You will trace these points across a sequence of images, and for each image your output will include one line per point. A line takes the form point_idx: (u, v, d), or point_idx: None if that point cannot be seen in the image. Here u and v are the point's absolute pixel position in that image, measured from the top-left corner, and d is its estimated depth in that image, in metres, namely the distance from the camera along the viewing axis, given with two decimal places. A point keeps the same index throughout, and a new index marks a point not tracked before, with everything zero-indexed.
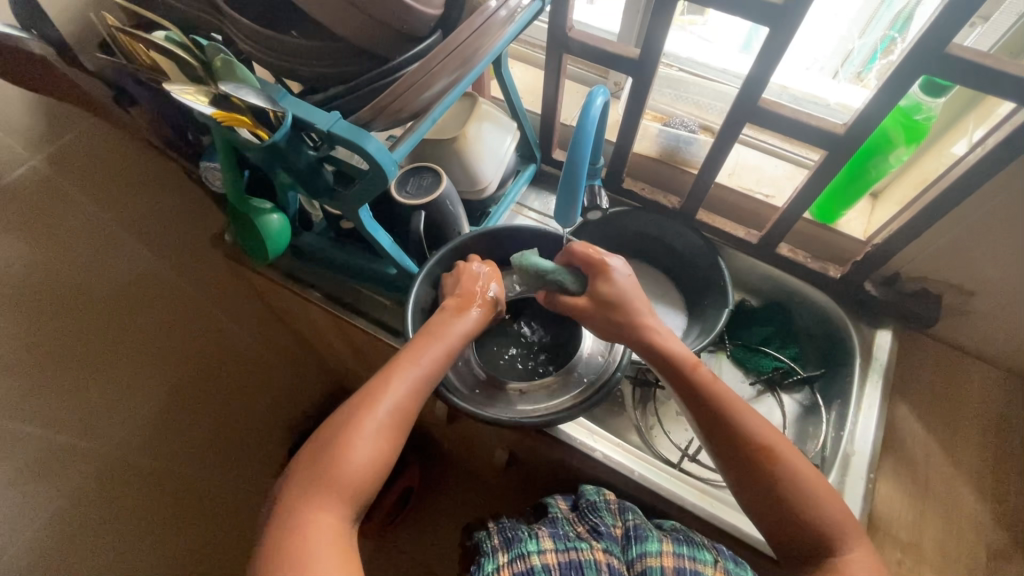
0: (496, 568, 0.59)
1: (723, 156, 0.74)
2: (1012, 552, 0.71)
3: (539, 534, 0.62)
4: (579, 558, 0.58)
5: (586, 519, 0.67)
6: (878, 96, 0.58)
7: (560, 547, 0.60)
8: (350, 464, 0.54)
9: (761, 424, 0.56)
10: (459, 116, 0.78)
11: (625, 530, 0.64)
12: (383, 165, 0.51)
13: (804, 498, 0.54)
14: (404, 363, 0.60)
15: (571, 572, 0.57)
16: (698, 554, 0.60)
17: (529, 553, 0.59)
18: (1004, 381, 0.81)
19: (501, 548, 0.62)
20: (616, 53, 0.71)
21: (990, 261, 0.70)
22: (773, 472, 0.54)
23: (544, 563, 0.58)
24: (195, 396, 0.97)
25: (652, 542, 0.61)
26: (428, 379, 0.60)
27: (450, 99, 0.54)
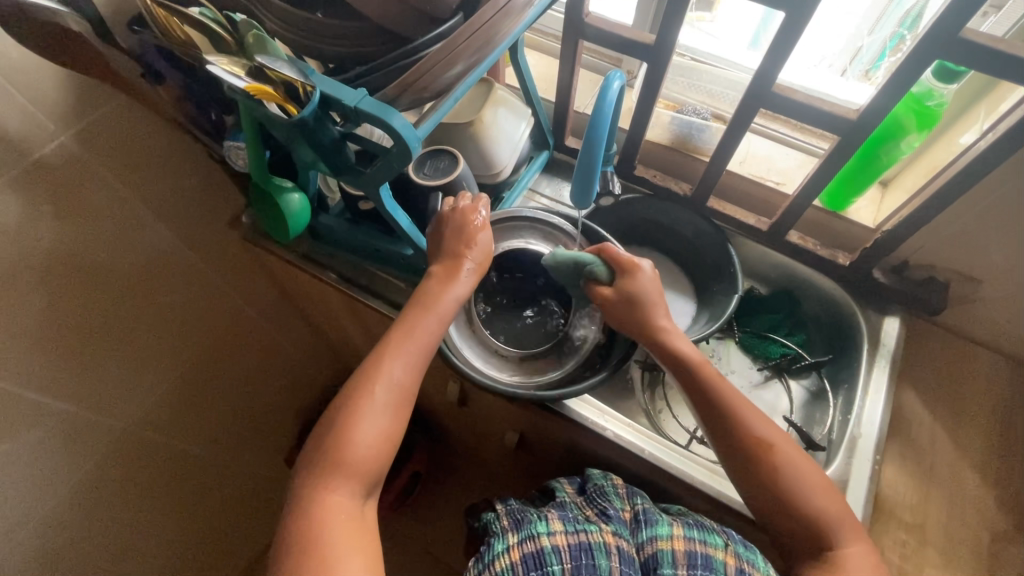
0: (506, 548, 0.60)
1: (735, 143, 0.75)
2: (1015, 536, 0.72)
3: (549, 516, 0.63)
4: (589, 541, 0.59)
5: (594, 503, 0.67)
6: (891, 81, 0.59)
7: (570, 529, 0.61)
8: (356, 444, 0.55)
9: (765, 426, 0.59)
10: (475, 101, 0.79)
11: (634, 515, 0.65)
12: (408, 142, 0.52)
13: (807, 493, 0.56)
14: (399, 340, 0.61)
15: (580, 555, 0.58)
16: (709, 537, 0.61)
17: (538, 534, 0.60)
18: (1010, 370, 0.82)
19: (511, 530, 0.63)
20: (632, 39, 0.72)
21: (998, 249, 0.71)
22: (777, 472, 0.57)
23: (554, 545, 0.59)
24: (209, 377, 0.98)
25: (662, 526, 0.62)
26: (423, 354, 0.61)
27: (472, 79, 0.55)
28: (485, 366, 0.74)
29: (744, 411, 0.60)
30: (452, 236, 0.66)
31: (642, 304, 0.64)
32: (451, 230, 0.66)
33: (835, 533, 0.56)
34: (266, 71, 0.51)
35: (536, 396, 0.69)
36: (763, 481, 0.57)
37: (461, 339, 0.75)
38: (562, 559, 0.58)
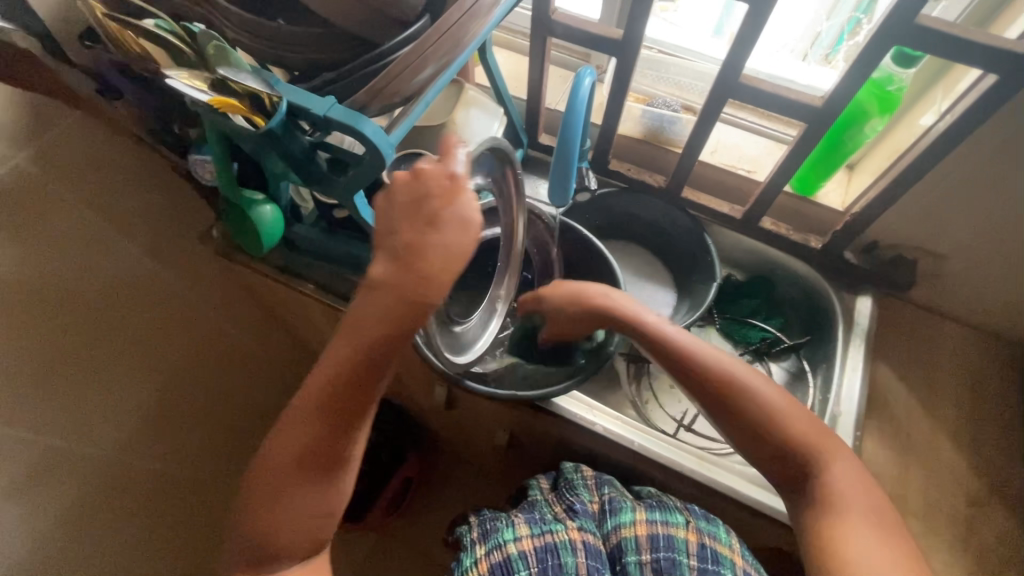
0: (475, 562, 0.61)
1: (706, 134, 0.76)
2: (987, 498, 0.76)
3: (515, 520, 0.63)
4: (554, 541, 0.60)
5: (563, 499, 0.68)
6: (853, 68, 0.60)
7: (536, 532, 0.61)
8: (277, 530, 0.55)
9: (729, 364, 0.61)
10: (446, 103, 0.79)
11: (601, 505, 0.66)
12: (380, 149, 0.51)
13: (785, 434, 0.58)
14: (295, 412, 0.54)
15: (546, 556, 0.59)
16: (670, 517, 0.63)
17: (505, 542, 0.61)
18: (975, 340, 0.86)
19: (479, 541, 0.63)
20: (598, 35, 0.72)
21: (961, 226, 0.74)
22: (746, 412, 0.59)
23: (520, 550, 0.60)
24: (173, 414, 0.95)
25: (625, 513, 0.63)
26: (319, 427, 0.54)
27: (442, 82, 0.54)
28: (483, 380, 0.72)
29: (704, 353, 0.61)
30: (405, 210, 0.46)
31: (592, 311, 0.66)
32: (402, 198, 0.47)
33: (815, 455, 0.57)
34: (230, 83, 0.50)
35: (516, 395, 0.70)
36: (747, 424, 0.59)
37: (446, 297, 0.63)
38: (529, 563, 0.59)
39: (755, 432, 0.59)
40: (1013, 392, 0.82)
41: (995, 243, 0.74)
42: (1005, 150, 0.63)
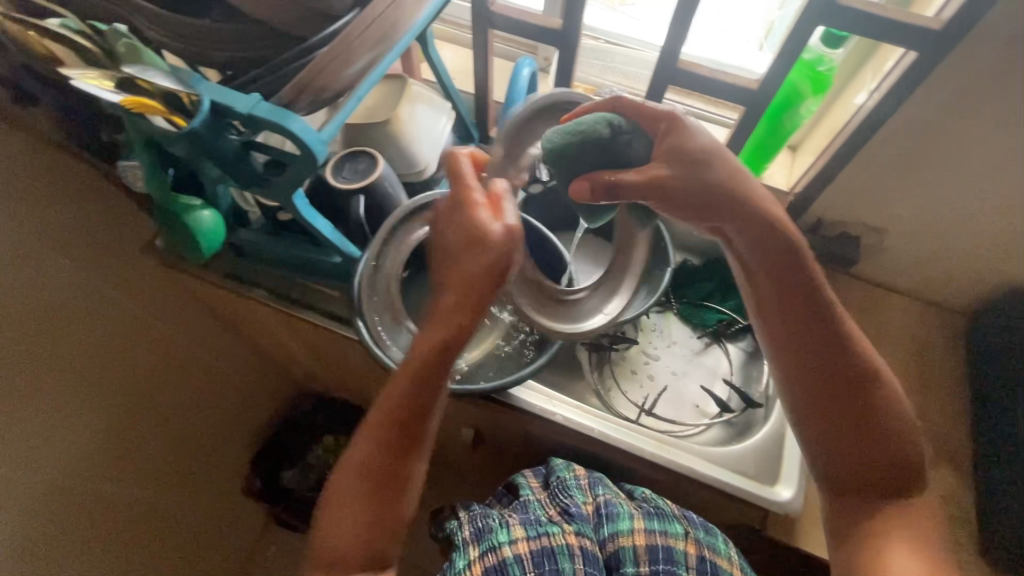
0: (468, 563, 0.60)
1: (651, 121, 0.77)
2: (936, 462, 0.77)
3: (510, 521, 0.62)
4: (551, 545, 0.59)
5: (556, 500, 0.66)
6: (785, 48, 0.61)
7: (532, 534, 0.60)
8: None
9: (869, 359, 0.55)
10: (390, 99, 0.78)
11: (596, 508, 0.64)
12: (312, 146, 0.50)
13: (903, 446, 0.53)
14: (367, 438, 0.55)
15: (544, 561, 0.58)
16: (670, 527, 0.62)
17: (499, 545, 0.60)
18: (919, 311, 0.89)
19: (472, 542, 0.62)
20: (539, 25, 0.72)
21: (898, 200, 0.77)
22: (879, 414, 0.54)
23: (516, 555, 0.59)
24: (129, 441, 0.91)
25: (624, 520, 0.62)
26: (356, 466, 0.54)
27: (375, 78, 0.54)
28: None
29: (852, 343, 0.55)
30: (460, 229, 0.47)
31: (708, 187, 0.53)
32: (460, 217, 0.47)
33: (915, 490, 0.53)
34: (139, 83, 0.48)
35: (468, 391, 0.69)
36: (861, 421, 0.54)
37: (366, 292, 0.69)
38: (525, 568, 0.58)
39: (865, 432, 0.54)
40: (956, 359, 0.85)
41: (930, 214, 0.77)
42: (930, 124, 0.66)
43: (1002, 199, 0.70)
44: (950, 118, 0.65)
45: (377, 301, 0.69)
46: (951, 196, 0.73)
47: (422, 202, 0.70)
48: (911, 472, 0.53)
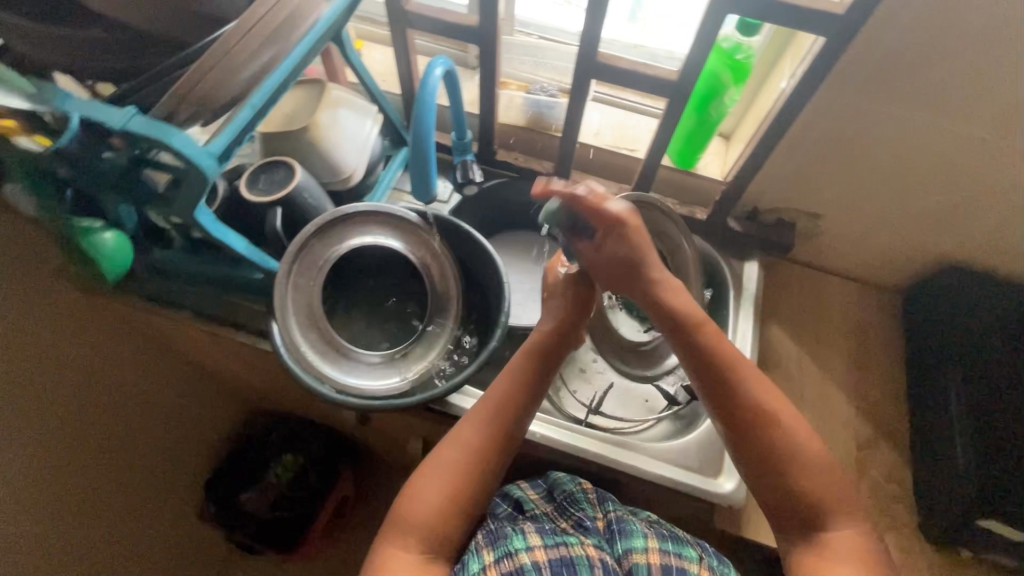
0: (482, 569, 0.53)
1: (580, 115, 0.76)
2: (876, 441, 0.78)
3: (525, 529, 0.57)
4: (570, 555, 0.54)
5: (567, 514, 0.62)
6: (698, 37, 0.61)
7: (549, 543, 0.55)
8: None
9: (760, 390, 0.56)
10: (309, 105, 0.76)
11: (608, 523, 0.59)
12: (199, 162, 0.47)
13: (804, 467, 0.54)
14: (457, 441, 0.60)
15: (562, 570, 0.52)
16: (682, 550, 0.57)
17: (515, 551, 0.54)
18: (857, 291, 0.90)
19: (486, 546, 0.56)
20: (457, 23, 0.70)
21: (827, 184, 0.78)
22: (773, 441, 0.54)
23: (533, 561, 0.53)
24: (67, 477, 0.85)
25: (638, 537, 0.56)
26: (453, 472, 0.58)
27: (268, 86, 0.53)
28: (349, 377, 0.66)
29: (741, 373, 0.57)
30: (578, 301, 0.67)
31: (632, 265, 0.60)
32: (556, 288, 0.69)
33: (825, 502, 0.52)
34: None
35: (392, 404, 0.64)
36: (761, 445, 0.55)
37: (294, 314, 0.66)
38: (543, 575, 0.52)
39: (766, 454, 0.54)
40: (894, 336, 0.86)
41: (858, 196, 0.78)
42: (848, 107, 0.67)
43: (922, 178, 0.71)
44: (864, 102, 0.66)
45: (306, 320, 0.66)
46: (874, 178, 0.74)
47: (342, 211, 0.67)
48: (812, 492, 0.53)
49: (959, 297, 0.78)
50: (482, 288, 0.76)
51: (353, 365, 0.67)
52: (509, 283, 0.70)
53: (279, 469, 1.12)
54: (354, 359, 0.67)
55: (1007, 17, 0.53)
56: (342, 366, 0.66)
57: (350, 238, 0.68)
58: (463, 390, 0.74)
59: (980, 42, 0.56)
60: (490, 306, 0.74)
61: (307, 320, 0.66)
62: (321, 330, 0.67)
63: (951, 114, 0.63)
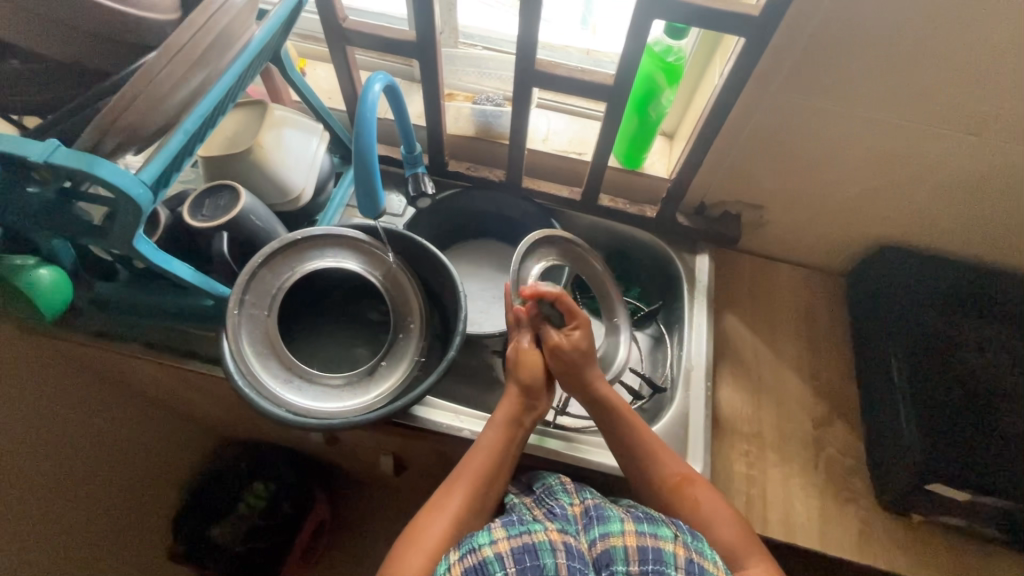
0: (447, 568, 0.53)
1: (524, 124, 0.77)
2: (829, 417, 0.81)
3: (491, 524, 0.56)
4: (533, 541, 0.53)
5: (543, 504, 0.62)
6: (628, 44, 0.63)
7: (513, 533, 0.54)
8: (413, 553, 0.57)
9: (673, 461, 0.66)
10: (253, 126, 0.74)
11: (585, 510, 0.59)
12: (129, 191, 0.46)
13: (721, 525, 0.61)
14: (486, 439, 0.67)
15: (525, 557, 0.52)
16: (657, 530, 0.55)
17: (479, 545, 0.53)
18: (804, 276, 0.94)
19: (452, 546, 0.56)
20: (394, 39, 0.71)
21: (763, 175, 0.81)
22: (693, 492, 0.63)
23: (496, 552, 0.52)
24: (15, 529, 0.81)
25: (613, 521, 0.56)
26: (489, 458, 0.65)
27: (201, 109, 0.51)
28: (311, 401, 0.65)
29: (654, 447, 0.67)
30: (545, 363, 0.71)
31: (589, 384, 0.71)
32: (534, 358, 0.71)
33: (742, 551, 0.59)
34: None
35: (353, 422, 0.63)
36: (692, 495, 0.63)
37: (250, 343, 0.64)
38: (506, 566, 0.51)
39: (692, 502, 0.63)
40: (840, 318, 0.90)
41: (795, 185, 0.82)
42: (776, 102, 0.70)
43: (849, 164, 0.76)
44: (789, 98, 0.69)
45: (262, 347, 0.64)
46: (806, 166, 0.78)
47: (293, 237, 0.67)
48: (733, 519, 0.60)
49: (894, 275, 0.82)
50: (437, 298, 0.76)
51: (315, 388, 0.66)
52: (465, 292, 0.70)
53: (250, 499, 1.07)
54: (316, 381, 0.66)
55: (905, 13, 0.57)
56: (306, 390, 0.65)
57: (306, 261, 0.68)
58: (426, 402, 0.74)
59: (886, 36, 0.60)
60: (448, 314, 0.75)
61: (271, 344, 0.65)
62: (285, 354, 0.65)
63: (868, 105, 0.67)
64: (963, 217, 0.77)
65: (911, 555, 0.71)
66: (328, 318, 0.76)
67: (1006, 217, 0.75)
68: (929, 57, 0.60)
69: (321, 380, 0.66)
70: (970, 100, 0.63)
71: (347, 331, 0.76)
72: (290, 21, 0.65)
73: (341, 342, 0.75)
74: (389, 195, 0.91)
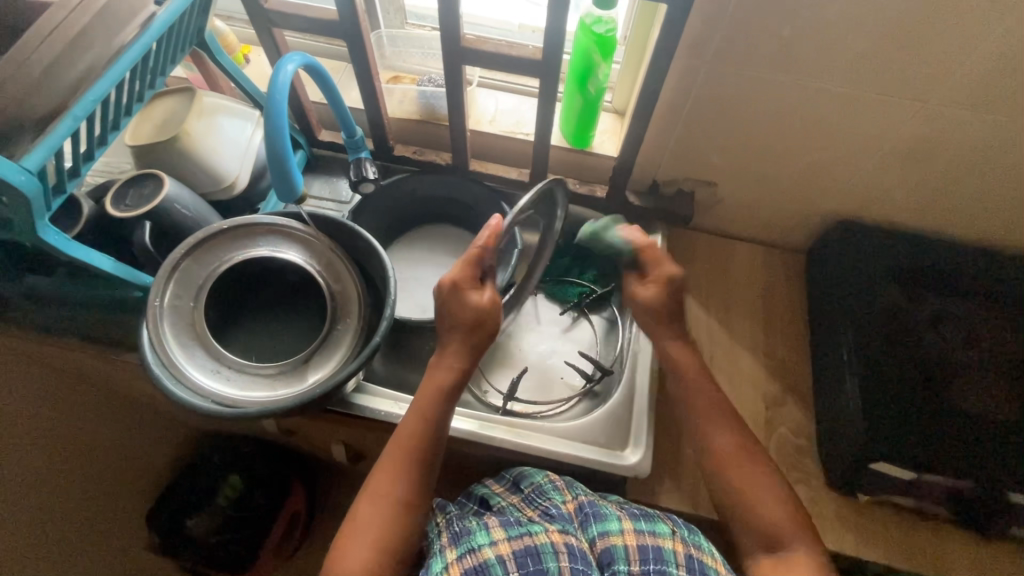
0: (445, 568, 0.52)
1: (461, 104, 0.75)
2: (783, 397, 0.80)
3: (489, 522, 0.55)
4: (535, 544, 0.52)
5: (534, 504, 0.59)
6: (549, 16, 0.61)
7: (514, 534, 0.52)
8: (371, 500, 0.58)
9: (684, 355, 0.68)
10: (181, 113, 0.73)
11: (578, 506, 0.57)
12: (6, 177, 0.44)
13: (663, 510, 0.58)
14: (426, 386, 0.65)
15: (527, 561, 0.50)
16: (655, 527, 0.54)
17: (478, 547, 0.52)
18: (763, 254, 0.92)
19: (449, 545, 0.54)
20: (318, 18, 0.69)
21: (712, 150, 0.79)
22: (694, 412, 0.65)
23: (497, 555, 0.51)
24: None
25: (612, 520, 0.54)
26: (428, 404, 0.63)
27: (93, 94, 0.48)
28: (241, 391, 0.64)
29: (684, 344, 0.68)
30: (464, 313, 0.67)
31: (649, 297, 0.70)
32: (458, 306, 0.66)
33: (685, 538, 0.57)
34: None
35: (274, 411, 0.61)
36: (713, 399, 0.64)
37: (176, 337, 0.63)
38: (508, 569, 0.50)
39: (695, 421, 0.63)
40: (799, 296, 0.88)
41: (745, 159, 0.79)
42: (712, 74, 0.68)
43: (797, 135, 0.73)
44: (726, 67, 0.67)
45: (189, 340, 0.63)
46: (754, 139, 0.75)
47: (222, 225, 0.66)
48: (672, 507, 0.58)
49: (848, 250, 0.80)
50: (374, 284, 0.74)
51: (245, 377, 0.65)
52: (395, 276, 0.69)
53: (223, 491, 1.05)
54: (244, 369, 0.65)
55: None
56: (235, 379, 0.64)
57: (233, 251, 0.67)
58: (366, 390, 0.73)
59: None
60: (382, 298, 0.73)
61: (198, 329, 0.64)
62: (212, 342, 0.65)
63: (808, 72, 0.65)
64: (916, 188, 0.75)
65: (861, 535, 0.70)
66: (268, 307, 0.75)
67: (960, 185, 0.73)
68: (863, 18, 0.57)
69: (250, 369, 0.65)
70: (910, 62, 0.60)
71: (286, 318, 0.75)
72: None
73: (281, 332, 0.74)
74: (337, 182, 0.90)
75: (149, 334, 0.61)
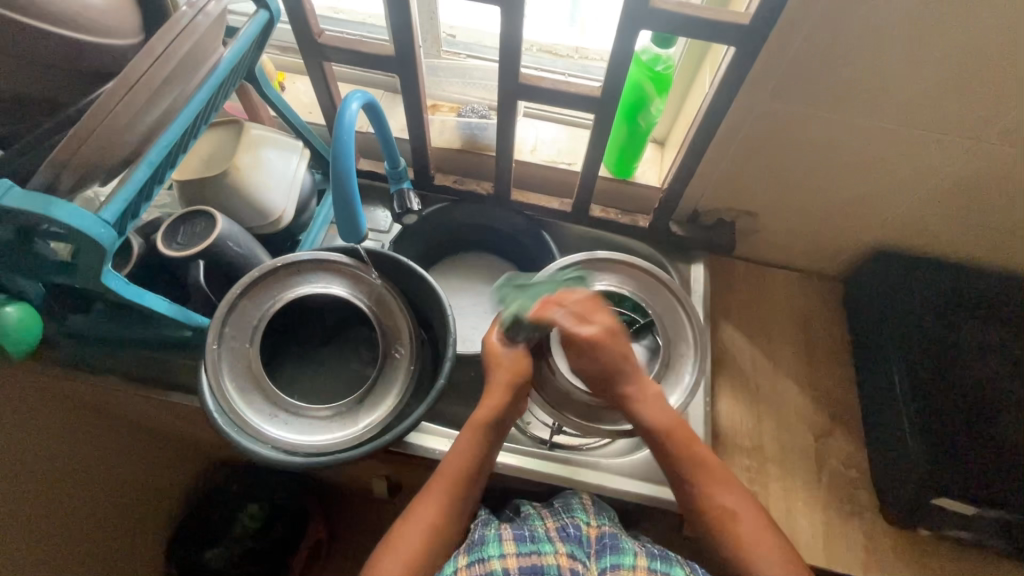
0: (454, 571, 0.54)
1: (512, 137, 0.75)
2: (831, 428, 0.80)
3: (503, 534, 0.56)
4: (542, 565, 0.53)
5: (558, 516, 0.60)
6: (614, 55, 0.61)
7: (524, 551, 0.54)
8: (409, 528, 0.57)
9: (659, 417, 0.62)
10: (229, 148, 0.72)
11: (599, 534, 0.57)
12: (86, 230, 0.44)
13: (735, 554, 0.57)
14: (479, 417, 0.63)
15: None
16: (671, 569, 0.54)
17: (488, 557, 0.54)
18: (801, 281, 0.92)
19: (464, 547, 0.56)
20: (372, 53, 0.68)
21: (758, 182, 0.80)
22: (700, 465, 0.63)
23: (504, 568, 0.53)
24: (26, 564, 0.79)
25: (627, 554, 0.54)
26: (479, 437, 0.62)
27: (166, 139, 0.49)
28: (298, 434, 0.62)
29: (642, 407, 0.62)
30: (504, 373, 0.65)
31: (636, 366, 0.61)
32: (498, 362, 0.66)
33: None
34: None
35: (339, 458, 0.60)
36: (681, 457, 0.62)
37: (231, 378, 0.61)
38: None
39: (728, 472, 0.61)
40: (839, 324, 0.89)
41: (791, 191, 0.80)
42: (767, 111, 0.68)
43: (845, 169, 0.74)
44: (781, 105, 0.67)
45: (244, 381, 0.62)
46: (801, 173, 0.76)
47: (275, 264, 0.64)
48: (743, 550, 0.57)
49: (892, 280, 0.80)
50: (426, 319, 0.73)
51: (301, 420, 0.63)
52: (452, 313, 0.68)
53: (245, 519, 1.05)
54: (299, 412, 0.63)
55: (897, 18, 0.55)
56: (289, 421, 0.62)
57: (286, 289, 0.65)
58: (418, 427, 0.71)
59: (877, 42, 0.58)
60: (438, 334, 0.71)
61: (246, 366, 0.62)
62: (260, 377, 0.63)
63: (862, 110, 0.66)
64: (960, 221, 0.76)
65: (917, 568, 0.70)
66: (315, 341, 0.74)
67: (1004, 218, 0.74)
68: (924, 62, 0.58)
69: (306, 411, 0.63)
70: (967, 103, 0.61)
71: (333, 352, 0.73)
72: (262, 34, 0.62)
73: (330, 367, 0.73)
74: (375, 211, 0.89)
75: (206, 377, 0.60)
